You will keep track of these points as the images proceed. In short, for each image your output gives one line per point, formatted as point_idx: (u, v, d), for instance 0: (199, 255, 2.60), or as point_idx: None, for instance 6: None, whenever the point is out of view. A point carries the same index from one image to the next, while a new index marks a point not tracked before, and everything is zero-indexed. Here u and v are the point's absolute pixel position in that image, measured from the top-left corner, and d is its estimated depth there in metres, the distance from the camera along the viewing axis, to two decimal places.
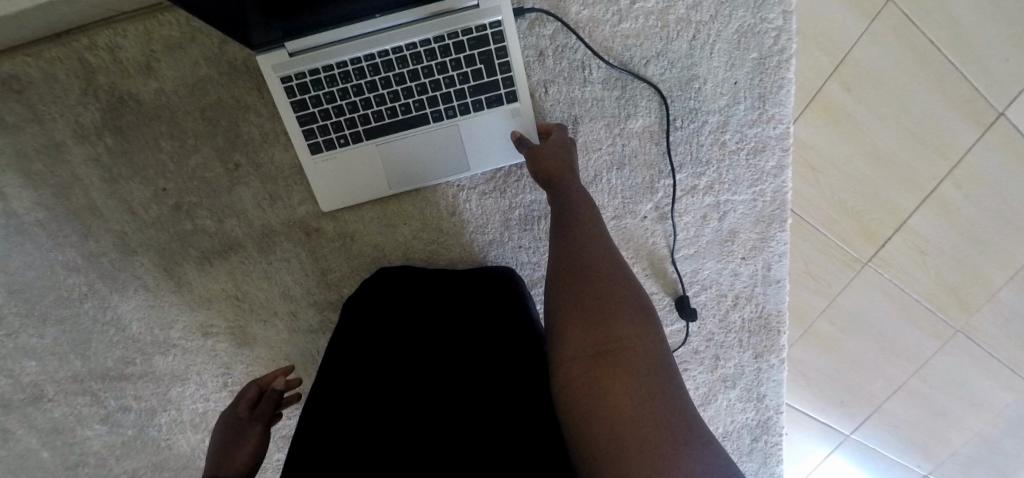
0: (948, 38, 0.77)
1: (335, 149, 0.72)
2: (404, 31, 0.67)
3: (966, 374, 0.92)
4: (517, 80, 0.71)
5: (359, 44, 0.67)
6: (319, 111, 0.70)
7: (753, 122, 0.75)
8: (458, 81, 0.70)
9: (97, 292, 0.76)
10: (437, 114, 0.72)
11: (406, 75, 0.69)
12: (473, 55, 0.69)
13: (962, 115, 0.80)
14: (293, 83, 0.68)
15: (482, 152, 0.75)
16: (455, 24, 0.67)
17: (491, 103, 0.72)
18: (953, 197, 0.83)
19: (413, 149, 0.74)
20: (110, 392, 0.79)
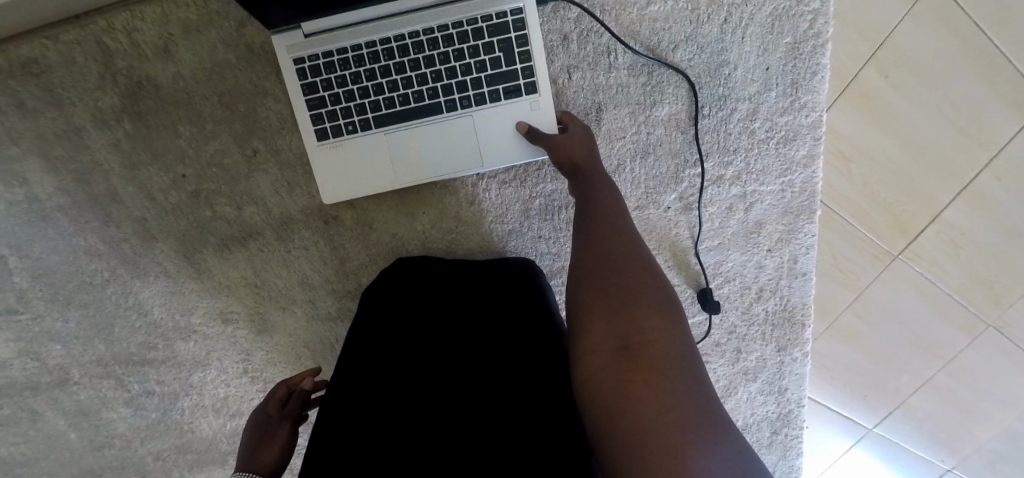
0: (991, 18, 0.67)
1: (337, 139, 0.62)
2: (421, 14, 0.58)
3: (996, 370, 0.81)
4: (540, 70, 0.60)
5: (370, 28, 0.58)
6: (324, 98, 0.61)
7: (784, 109, 0.67)
8: (475, 69, 0.60)
9: (118, 277, 0.72)
10: (451, 103, 0.61)
11: (418, 62, 0.60)
12: (491, 42, 0.59)
13: (1006, 101, 0.70)
14: (303, 65, 0.59)
15: (498, 147, 0.63)
16: (476, 8, 0.58)
17: (511, 93, 0.61)
18: (989, 187, 0.73)
19: (421, 140, 0.63)
20: (134, 376, 0.75)
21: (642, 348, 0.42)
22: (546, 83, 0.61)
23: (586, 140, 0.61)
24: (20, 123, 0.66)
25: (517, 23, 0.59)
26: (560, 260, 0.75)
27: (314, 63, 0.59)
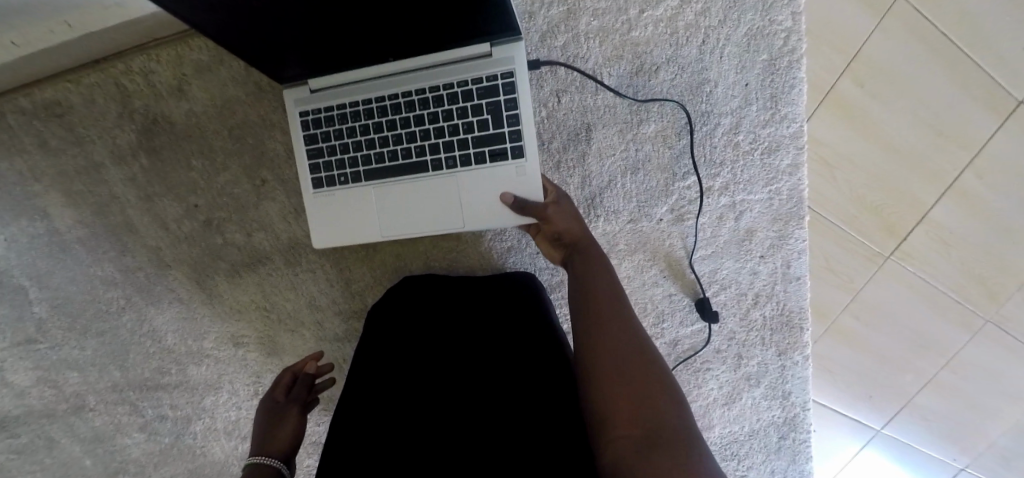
0: (959, 29, 0.71)
1: (329, 191, 0.61)
2: (413, 76, 0.57)
3: (998, 363, 0.84)
4: (528, 136, 0.56)
5: (366, 87, 0.58)
6: (319, 150, 0.61)
7: (766, 122, 0.70)
8: (463, 130, 0.58)
9: (133, 304, 0.74)
10: (436, 162, 0.59)
11: (409, 120, 0.58)
12: (481, 103, 0.56)
13: (981, 106, 0.73)
14: (305, 117, 0.60)
15: (481, 213, 0.59)
16: (467, 69, 0.56)
17: (497, 156, 0.58)
18: (975, 187, 0.76)
19: (406, 201, 0.60)
20: (148, 401, 0.77)
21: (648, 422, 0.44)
22: (534, 148, 0.57)
23: (572, 214, 0.61)
24: (43, 161, 0.71)
25: (506, 86, 0.55)
26: (558, 275, 0.76)
27: (314, 117, 0.60)
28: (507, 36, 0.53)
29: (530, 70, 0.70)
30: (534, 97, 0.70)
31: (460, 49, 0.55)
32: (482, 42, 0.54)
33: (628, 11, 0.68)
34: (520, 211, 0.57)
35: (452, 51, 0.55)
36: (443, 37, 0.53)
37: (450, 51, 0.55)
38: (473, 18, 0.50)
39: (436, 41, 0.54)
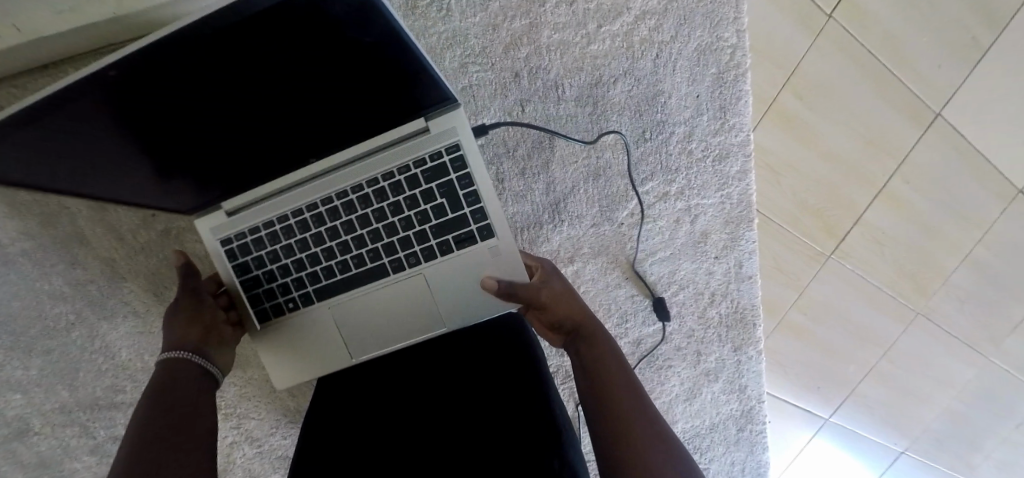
0: (884, 48, 0.78)
1: (280, 321, 0.53)
2: (349, 168, 0.50)
3: (929, 353, 0.93)
4: (494, 214, 0.50)
5: (295, 194, 0.50)
6: (256, 279, 0.52)
7: (716, 131, 0.75)
8: (418, 221, 0.51)
9: (83, 320, 0.71)
10: (397, 263, 0.52)
11: (353, 220, 0.51)
12: (431, 187, 0.49)
13: (906, 118, 0.81)
14: (229, 248, 0.52)
15: (460, 305, 0.53)
16: (407, 151, 0.49)
17: (463, 243, 0.51)
18: (903, 191, 0.84)
19: (371, 311, 0.53)
20: (101, 421, 0.73)
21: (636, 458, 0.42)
22: (503, 221, 0.50)
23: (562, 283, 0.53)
24: None
25: (457, 163, 0.49)
26: None
27: (239, 245, 0.52)
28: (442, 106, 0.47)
29: (493, 78, 0.71)
30: (499, 106, 0.71)
31: (395, 129, 0.49)
32: (416, 119, 0.48)
33: (587, 26, 0.71)
34: (508, 295, 0.49)
35: (387, 132, 0.49)
36: (367, 120, 0.47)
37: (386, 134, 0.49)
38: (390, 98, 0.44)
39: (361, 126, 0.47)
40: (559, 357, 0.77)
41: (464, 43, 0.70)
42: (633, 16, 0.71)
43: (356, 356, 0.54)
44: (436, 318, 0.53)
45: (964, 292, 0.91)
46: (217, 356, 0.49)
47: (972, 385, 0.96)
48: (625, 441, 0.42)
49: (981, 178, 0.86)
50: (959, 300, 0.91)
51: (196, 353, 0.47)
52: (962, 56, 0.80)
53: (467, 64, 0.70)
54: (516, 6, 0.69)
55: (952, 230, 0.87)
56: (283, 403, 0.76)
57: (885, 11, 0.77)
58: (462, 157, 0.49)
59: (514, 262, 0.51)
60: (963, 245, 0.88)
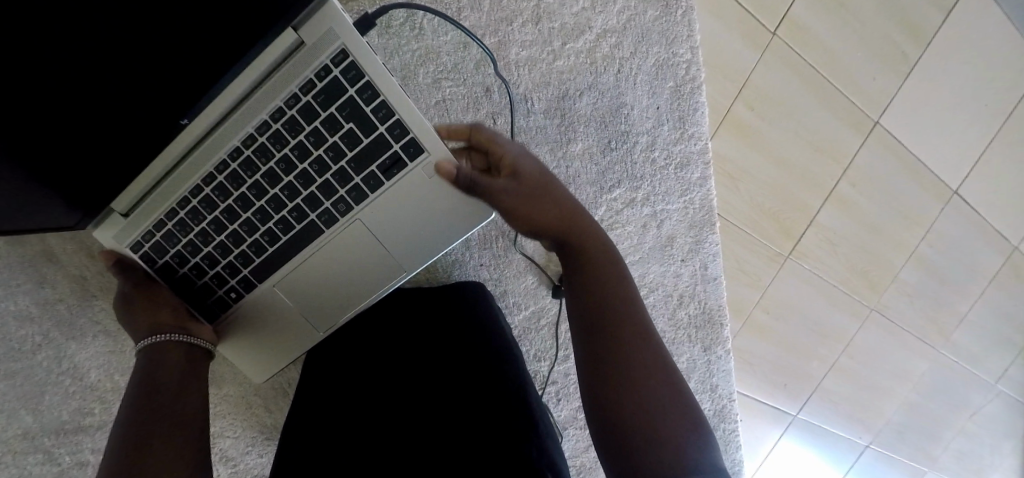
0: (825, 64, 0.85)
1: (230, 309, 0.50)
2: (233, 117, 0.42)
3: (884, 347, 0.98)
4: (415, 123, 0.44)
5: (186, 168, 0.44)
6: (186, 277, 0.48)
7: (676, 140, 0.79)
8: (333, 160, 0.45)
9: (50, 341, 0.69)
10: (329, 215, 0.47)
11: (261, 178, 0.45)
12: (332, 115, 0.43)
13: (849, 127, 0.88)
14: (140, 256, 0.47)
15: (408, 237, 0.50)
16: (290, 78, 0.41)
17: (392, 168, 0.46)
18: (850, 194, 0.90)
19: (316, 274, 0.50)
20: (67, 446, 0.71)
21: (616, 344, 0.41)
22: (422, 127, 0.44)
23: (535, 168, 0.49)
24: None
25: (349, 75, 0.42)
26: (502, 285, 0.77)
27: (150, 247, 0.46)
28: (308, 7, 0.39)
29: (465, 92, 0.72)
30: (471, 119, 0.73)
31: (267, 52, 0.40)
32: (278, 39, 0.40)
33: (552, 44, 0.74)
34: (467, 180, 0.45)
35: (258, 60, 0.40)
36: (234, 48, 0.39)
37: (256, 62, 0.41)
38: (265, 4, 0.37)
39: (231, 57, 0.39)
40: (536, 362, 0.79)
41: (437, 59, 0.71)
42: (594, 34, 0.75)
43: (316, 321, 0.53)
44: (389, 256, 0.51)
45: (911, 288, 0.98)
46: (201, 328, 0.47)
47: (926, 376, 1.03)
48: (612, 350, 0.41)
49: (919, 181, 0.94)
50: (906, 295, 0.98)
51: (180, 331, 0.45)
52: (893, 69, 0.88)
53: (439, 80, 0.71)
54: (486, 25, 0.72)
55: (896, 230, 0.94)
56: (259, 419, 0.75)
57: (823, 29, 0.84)
58: (353, 65, 0.42)
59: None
60: (907, 244, 0.96)
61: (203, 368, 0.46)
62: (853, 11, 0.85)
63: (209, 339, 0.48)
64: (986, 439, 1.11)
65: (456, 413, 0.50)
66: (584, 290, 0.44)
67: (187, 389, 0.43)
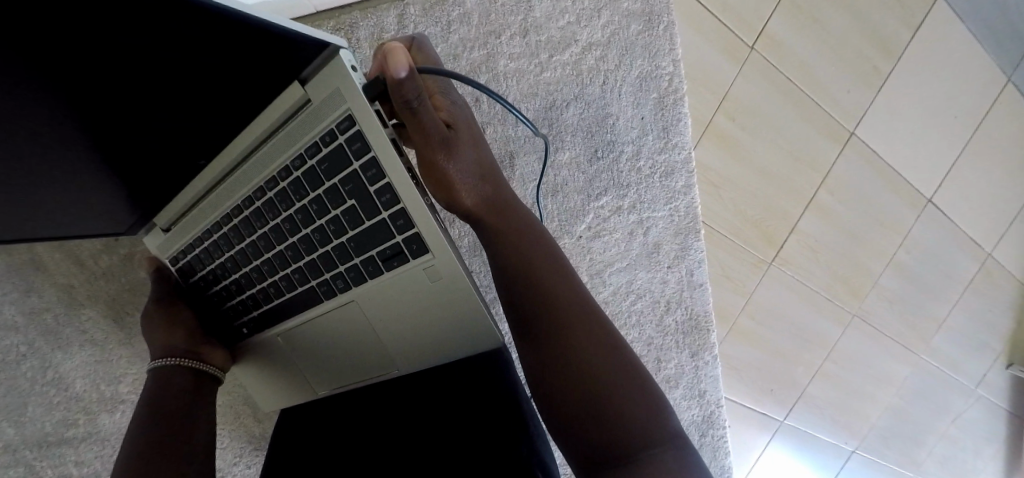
0: (802, 77, 0.88)
1: (245, 341, 0.55)
2: (247, 164, 0.46)
3: (867, 352, 1.00)
4: (419, 218, 0.42)
5: (212, 201, 0.49)
6: (218, 296, 0.54)
7: (661, 149, 0.81)
8: (333, 234, 0.45)
9: (36, 350, 0.68)
10: (327, 286, 0.48)
11: (270, 231, 0.48)
12: (334, 186, 0.44)
13: (825, 137, 0.91)
14: (184, 262, 0.54)
15: (404, 330, 0.49)
16: (299, 136, 0.44)
17: (392, 258, 0.45)
18: (829, 202, 0.93)
19: (320, 334, 0.51)
20: (48, 459, 0.69)
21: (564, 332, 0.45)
22: (428, 225, 0.42)
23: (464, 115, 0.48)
24: None
25: (355, 148, 0.42)
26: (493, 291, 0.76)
27: (192, 256, 0.53)
28: (317, 60, 0.40)
29: None
30: None
31: (279, 107, 0.43)
32: (289, 91, 0.42)
33: (539, 56, 0.77)
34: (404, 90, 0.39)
35: (269, 112, 0.44)
36: (246, 102, 0.42)
37: (269, 115, 0.44)
38: (271, 63, 0.39)
39: (247, 109, 0.43)
40: None
41: None
42: (579, 47, 0.78)
43: (313, 376, 0.55)
44: (380, 341, 0.50)
45: (891, 293, 1.01)
46: (210, 355, 0.53)
47: (909, 380, 1.05)
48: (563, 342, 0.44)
49: (894, 189, 0.97)
50: (886, 300, 1.00)
51: (188, 356, 0.51)
52: (866, 82, 0.92)
53: None
54: (474, 38, 0.74)
55: (874, 236, 0.97)
56: (248, 429, 0.74)
57: (798, 43, 0.88)
58: (359, 137, 0.41)
59: (457, 278, 0.45)
60: (885, 250, 0.99)
61: (209, 392, 0.52)
62: (826, 26, 0.89)
63: (219, 364, 0.54)
64: (969, 443, 1.13)
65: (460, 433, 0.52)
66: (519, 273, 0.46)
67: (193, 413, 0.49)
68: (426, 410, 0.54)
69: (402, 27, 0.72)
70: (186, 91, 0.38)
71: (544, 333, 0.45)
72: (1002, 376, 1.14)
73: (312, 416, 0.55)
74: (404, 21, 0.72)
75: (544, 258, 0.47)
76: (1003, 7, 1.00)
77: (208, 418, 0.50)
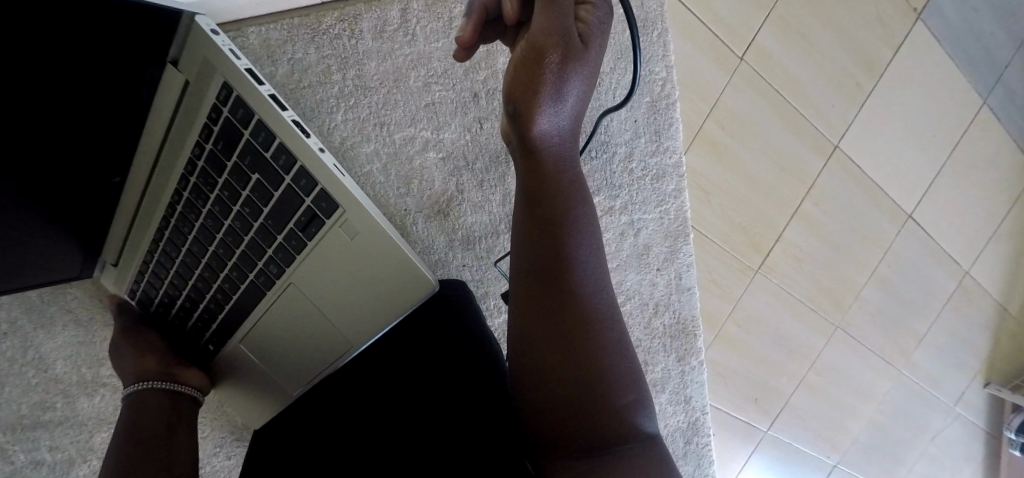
0: (790, 89, 0.92)
1: (216, 359, 0.55)
2: (159, 162, 0.46)
3: (849, 365, 1.02)
4: (319, 172, 0.43)
5: (144, 215, 0.49)
6: (179, 318, 0.54)
7: (653, 152, 0.82)
8: (250, 216, 0.45)
9: (17, 329, 0.66)
10: (263, 275, 0.48)
11: (199, 232, 0.47)
12: (236, 164, 0.43)
13: (810, 149, 0.94)
14: (141, 291, 0.54)
15: (345, 298, 0.49)
16: (194, 117, 0.43)
17: (310, 225, 0.45)
18: (814, 213, 0.96)
19: (271, 331, 0.51)
20: (22, 441, 0.67)
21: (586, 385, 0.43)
22: (330, 172, 0.43)
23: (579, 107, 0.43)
24: None
25: (239, 115, 0.41)
26: (483, 287, 0.77)
27: (145, 284, 0.53)
28: (174, 38, 0.40)
29: (455, 96, 0.75)
30: (458, 123, 0.75)
31: (164, 97, 0.42)
32: (166, 83, 0.42)
33: None
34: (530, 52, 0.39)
35: (162, 99, 0.43)
36: (133, 97, 0.41)
37: (161, 105, 0.43)
38: (137, 49, 0.38)
39: (133, 108, 0.42)
40: None
41: (428, 66, 0.73)
42: None
43: (285, 380, 0.54)
44: (331, 321, 0.51)
45: (873, 306, 1.03)
46: (186, 375, 0.54)
47: (889, 395, 1.06)
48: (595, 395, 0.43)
49: (875, 202, 1.00)
50: (868, 313, 1.02)
51: (163, 377, 0.53)
52: (851, 98, 0.96)
53: (430, 84, 0.73)
54: None
55: (856, 249, 1.00)
56: (229, 419, 0.72)
57: (785, 58, 0.91)
58: (240, 102, 0.41)
59: (375, 228, 0.46)
60: (867, 264, 1.01)
61: (186, 411, 0.54)
62: (814, 43, 0.93)
63: (195, 384, 0.54)
64: (947, 461, 1.14)
65: (454, 422, 0.54)
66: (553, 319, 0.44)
67: (174, 434, 0.51)
68: (416, 392, 0.55)
69: (405, 21, 0.72)
70: (83, 101, 0.37)
71: (576, 379, 0.43)
72: (981, 396, 1.16)
73: (298, 413, 0.55)
74: (407, 15, 0.72)
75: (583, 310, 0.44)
76: (978, 33, 1.06)
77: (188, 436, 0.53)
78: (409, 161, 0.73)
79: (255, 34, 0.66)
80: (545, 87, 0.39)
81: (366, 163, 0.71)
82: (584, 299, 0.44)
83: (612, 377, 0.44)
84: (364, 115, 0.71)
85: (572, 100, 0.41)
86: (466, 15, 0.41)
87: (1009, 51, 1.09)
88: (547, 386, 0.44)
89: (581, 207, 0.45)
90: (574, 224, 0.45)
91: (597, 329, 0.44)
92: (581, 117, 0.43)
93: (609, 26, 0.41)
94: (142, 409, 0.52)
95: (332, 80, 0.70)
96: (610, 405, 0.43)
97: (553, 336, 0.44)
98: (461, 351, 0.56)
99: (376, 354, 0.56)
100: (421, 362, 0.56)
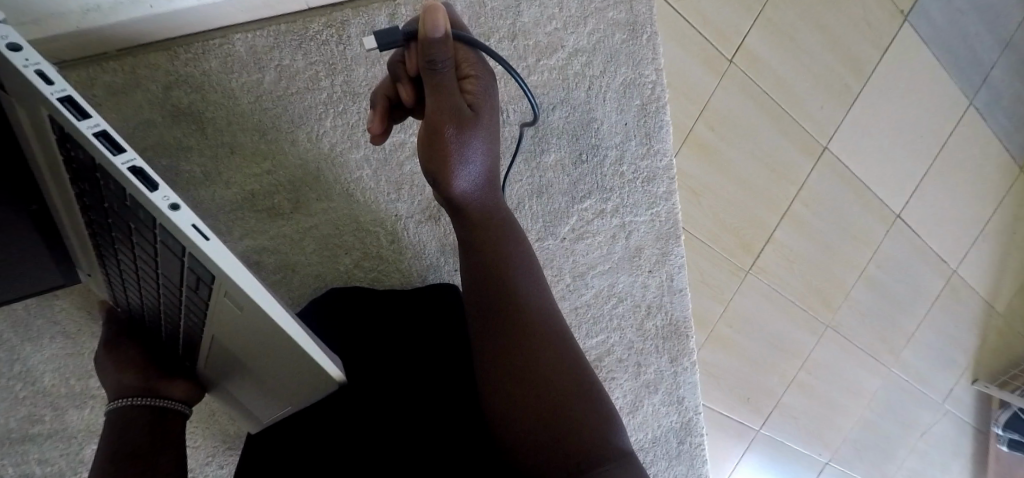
0: (778, 91, 0.92)
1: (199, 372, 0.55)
2: (41, 198, 0.39)
3: (839, 362, 1.03)
4: (179, 236, 0.34)
5: (79, 245, 0.42)
6: (155, 331, 0.52)
7: (643, 155, 0.82)
8: (147, 263, 0.39)
9: (4, 342, 0.65)
10: (190, 318, 0.44)
11: (122, 264, 0.43)
12: (110, 210, 0.36)
13: (798, 149, 0.94)
14: (120, 300, 0.51)
15: (262, 354, 0.45)
16: (44, 148, 0.35)
17: (200, 288, 0.39)
18: (804, 215, 0.96)
19: (224, 362, 0.50)
20: (9, 454, 0.66)
21: (545, 383, 0.45)
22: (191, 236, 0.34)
23: (490, 159, 0.48)
24: None
25: (82, 158, 0.33)
26: None
27: (117, 296, 0.50)
28: None
29: None
30: None
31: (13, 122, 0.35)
32: (12, 114, 0.35)
33: (527, 60, 0.77)
34: (428, 130, 0.44)
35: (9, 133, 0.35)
36: None
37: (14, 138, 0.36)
38: None
39: None
40: None
41: None
42: (566, 53, 0.79)
43: (257, 410, 0.55)
44: (258, 367, 0.48)
45: (863, 305, 1.04)
46: (169, 389, 0.54)
47: (879, 392, 1.07)
48: (556, 391, 0.44)
49: (863, 201, 1.01)
50: (858, 312, 1.03)
51: (144, 394, 0.53)
52: (838, 98, 0.97)
53: None
54: None
55: (846, 248, 1.01)
56: (221, 427, 0.72)
57: (774, 60, 0.92)
58: (73, 144, 0.33)
59: (256, 307, 0.39)
60: (856, 261, 1.02)
61: (173, 427, 0.54)
62: (801, 45, 0.93)
63: (182, 398, 0.55)
64: (936, 456, 1.16)
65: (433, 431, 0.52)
66: (505, 324, 0.47)
67: (160, 445, 0.52)
68: (397, 409, 0.54)
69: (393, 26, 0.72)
70: None
71: (533, 376, 0.45)
72: (968, 391, 1.17)
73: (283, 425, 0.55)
74: (394, 21, 0.72)
75: (538, 315, 0.48)
76: (963, 33, 1.07)
77: (173, 455, 0.52)
78: (399, 167, 0.73)
79: (241, 41, 0.66)
80: (449, 151, 0.44)
81: (356, 169, 0.71)
82: (537, 315, 0.47)
83: (575, 385, 0.45)
84: (353, 121, 0.70)
85: (478, 159, 0.47)
86: (376, 109, 0.49)
87: (995, 51, 1.10)
88: (504, 388, 0.46)
89: (515, 241, 0.51)
90: (512, 255, 0.50)
91: (553, 343, 0.46)
92: (491, 169, 0.49)
93: (493, 87, 0.46)
94: (128, 419, 0.52)
95: (320, 87, 0.69)
96: (582, 421, 0.43)
97: (508, 337, 0.47)
98: (446, 371, 0.57)
99: (367, 373, 0.58)
100: (400, 380, 0.57)
